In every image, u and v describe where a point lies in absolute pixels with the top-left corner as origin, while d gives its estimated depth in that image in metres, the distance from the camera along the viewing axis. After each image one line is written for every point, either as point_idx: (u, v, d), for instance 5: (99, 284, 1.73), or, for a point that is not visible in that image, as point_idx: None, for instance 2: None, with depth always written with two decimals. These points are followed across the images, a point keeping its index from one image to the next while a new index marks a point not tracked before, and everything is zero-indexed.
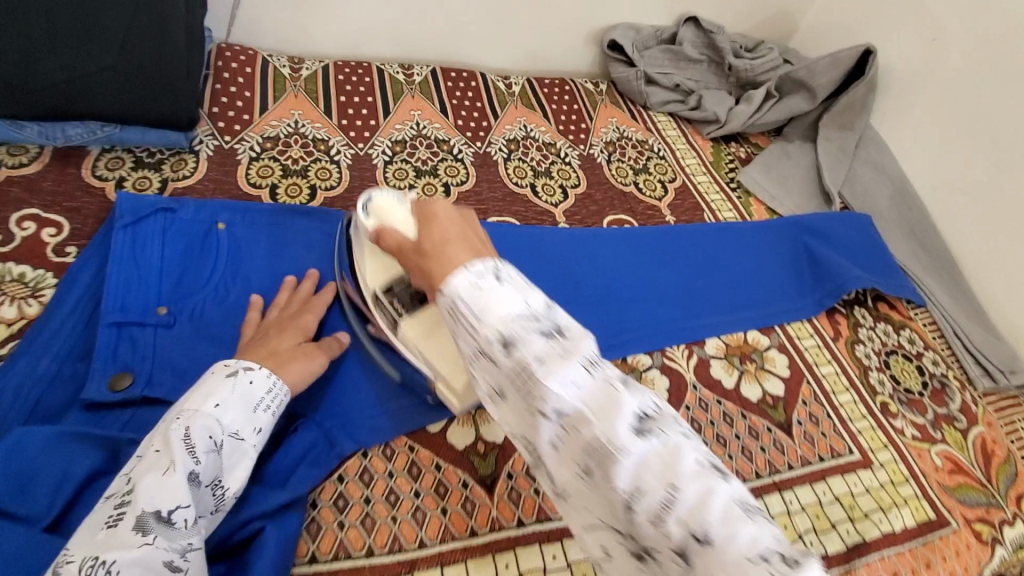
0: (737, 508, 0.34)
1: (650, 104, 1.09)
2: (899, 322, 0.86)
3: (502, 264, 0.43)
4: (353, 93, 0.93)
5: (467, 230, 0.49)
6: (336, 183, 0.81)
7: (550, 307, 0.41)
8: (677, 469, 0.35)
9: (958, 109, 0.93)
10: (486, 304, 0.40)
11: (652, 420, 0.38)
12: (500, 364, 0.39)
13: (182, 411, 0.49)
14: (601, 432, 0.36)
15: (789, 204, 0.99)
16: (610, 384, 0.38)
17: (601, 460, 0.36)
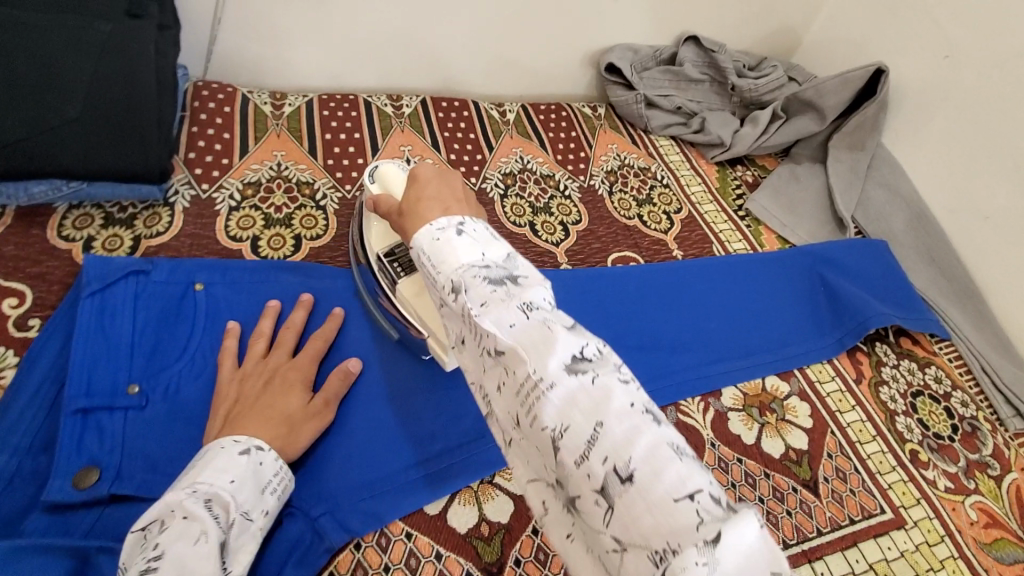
0: (664, 449, 0.32)
1: (651, 128, 1.05)
2: (923, 358, 0.81)
3: (469, 218, 0.45)
4: (339, 129, 0.89)
5: (446, 187, 0.51)
6: (323, 231, 0.76)
7: (509, 257, 0.43)
8: (606, 407, 0.33)
9: (976, 129, 0.88)
10: (444, 251, 0.42)
11: (589, 362, 0.36)
12: (453, 309, 0.41)
13: (198, 482, 0.44)
14: (532, 368, 0.35)
15: (801, 232, 0.94)
16: (546, 325, 0.37)
17: (530, 397, 0.35)
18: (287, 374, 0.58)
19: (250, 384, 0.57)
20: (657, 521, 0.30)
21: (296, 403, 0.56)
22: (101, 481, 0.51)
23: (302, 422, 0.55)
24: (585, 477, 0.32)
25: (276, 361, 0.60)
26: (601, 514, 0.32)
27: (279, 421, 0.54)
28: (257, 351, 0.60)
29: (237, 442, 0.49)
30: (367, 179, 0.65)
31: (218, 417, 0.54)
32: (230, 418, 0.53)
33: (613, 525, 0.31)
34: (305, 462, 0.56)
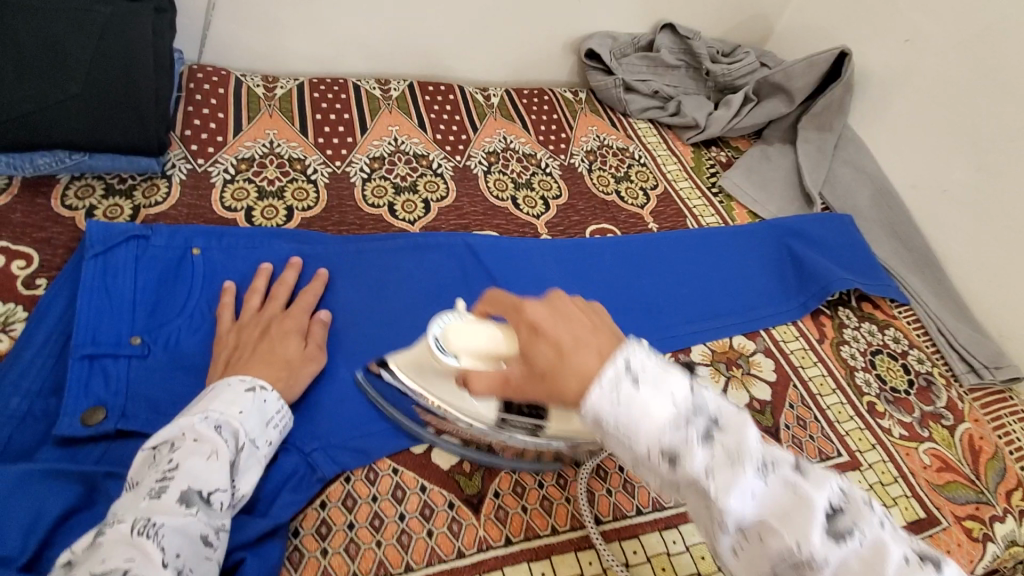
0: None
1: (629, 111, 1.10)
2: (883, 320, 0.86)
3: (631, 357, 0.42)
4: (329, 110, 0.93)
5: (568, 326, 0.46)
6: (313, 203, 0.80)
7: (695, 396, 0.41)
8: (885, 569, 0.36)
9: (934, 109, 0.94)
10: (640, 418, 0.40)
11: (843, 513, 0.39)
12: (671, 476, 0.40)
13: (209, 411, 0.51)
14: (792, 539, 0.38)
15: (771, 207, 0.99)
16: (788, 487, 0.39)
17: (797, 569, 0.38)
18: (282, 324, 0.62)
19: (246, 333, 0.61)
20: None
21: (294, 349, 0.60)
22: (108, 419, 0.55)
23: (301, 366, 0.60)
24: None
25: (271, 312, 0.64)
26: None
27: (280, 364, 0.58)
28: (251, 305, 0.64)
29: (244, 380, 0.55)
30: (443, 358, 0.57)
31: (218, 363, 0.58)
32: (228, 365, 0.58)
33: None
34: (297, 406, 0.60)
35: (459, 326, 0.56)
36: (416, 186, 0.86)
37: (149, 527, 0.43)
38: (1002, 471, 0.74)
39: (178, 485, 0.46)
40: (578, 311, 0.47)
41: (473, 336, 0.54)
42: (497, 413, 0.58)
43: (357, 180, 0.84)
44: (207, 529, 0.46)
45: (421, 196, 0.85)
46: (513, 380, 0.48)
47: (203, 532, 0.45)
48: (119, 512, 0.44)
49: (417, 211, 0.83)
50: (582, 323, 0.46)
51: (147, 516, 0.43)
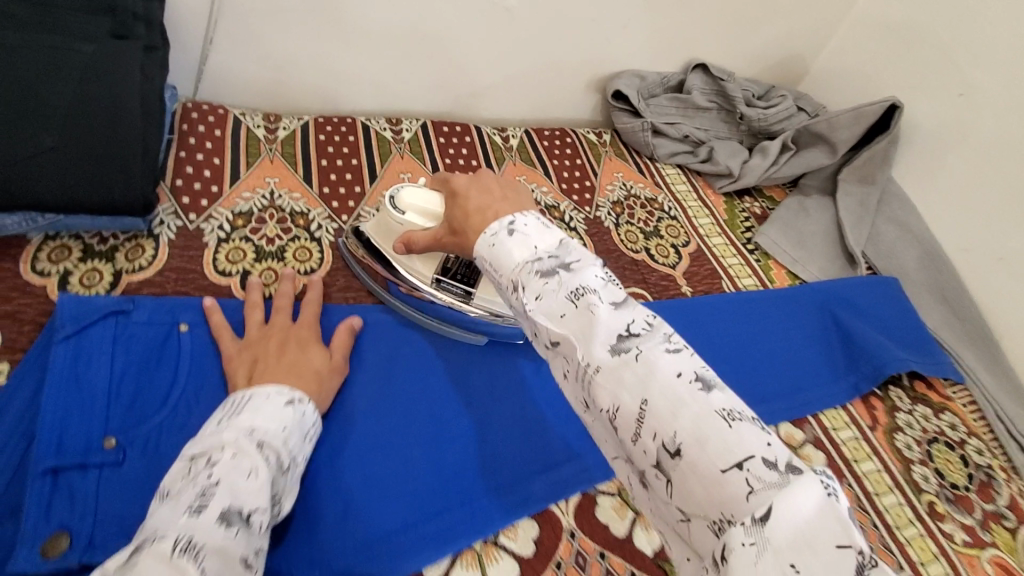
0: (712, 419, 0.34)
1: (657, 156, 1.03)
2: (937, 404, 0.78)
3: (518, 217, 0.47)
4: (336, 155, 0.85)
5: (486, 190, 0.53)
6: (316, 266, 0.72)
7: (562, 245, 0.45)
8: (651, 384, 0.36)
9: (989, 169, 0.86)
10: (501, 255, 0.45)
11: (637, 337, 0.38)
12: (516, 307, 0.44)
13: (253, 426, 0.48)
14: (582, 354, 0.39)
15: (813, 268, 0.92)
16: (591, 308, 0.40)
17: (584, 380, 0.39)
18: (299, 334, 0.61)
19: (266, 346, 0.58)
20: (710, 489, 0.33)
21: (320, 358, 0.60)
22: (71, 551, 0.46)
23: (329, 377, 0.59)
24: (642, 453, 0.36)
25: (279, 326, 0.62)
26: (662, 485, 0.35)
27: (309, 377, 0.57)
28: (256, 319, 0.62)
29: (282, 391, 0.52)
30: (391, 206, 0.66)
31: (241, 376, 0.55)
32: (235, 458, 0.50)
33: (676, 496, 0.35)
34: (296, 527, 0.52)
35: (409, 187, 0.65)
36: None
37: (193, 546, 0.38)
38: None
39: (219, 502, 0.41)
40: (495, 185, 0.54)
41: (421, 197, 0.64)
42: (434, 275, 0.69)
43: None
44: (249, 552, 0.41)
45: None
46: (441, 239, 0.58)
47: (246, 553, 0.40)
48: (159, 528, 0.39)
49: None
50: (494, 192, 0.52)
51: (189, 535, 0.38)
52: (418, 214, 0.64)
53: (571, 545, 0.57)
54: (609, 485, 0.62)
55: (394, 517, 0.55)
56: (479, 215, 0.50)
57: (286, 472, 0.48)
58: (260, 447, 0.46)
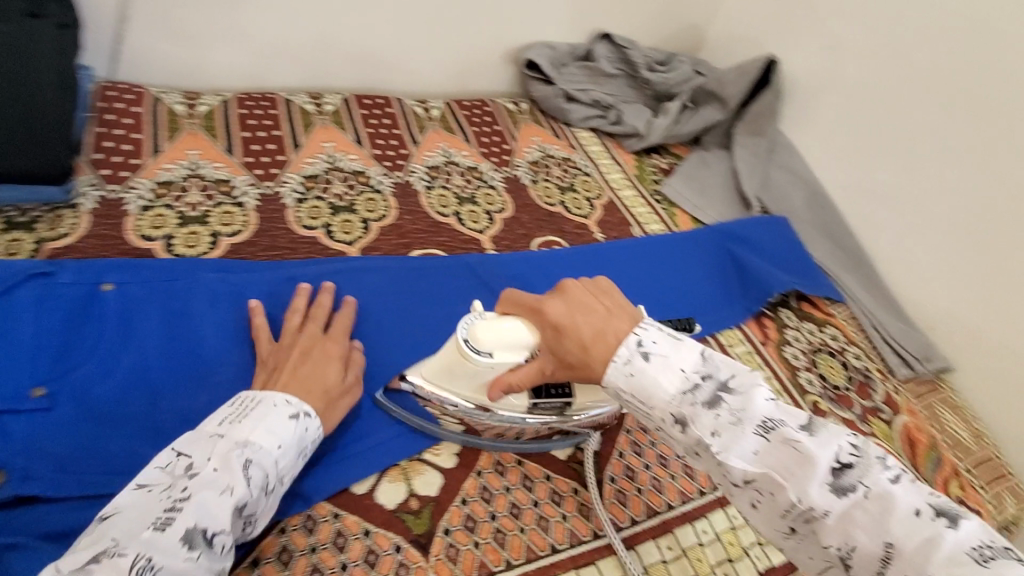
0: (964, 557, 0.38)
1: (571, 120, 1.10)
2: (821, 319, 0.88)
3: (643, 335, 0.49)
4: (257, 127, 0.88)
5: (591, 303, 0.52)
6: (241, 227, 0.75)
7: (704, 359, 0.48)
8: (891, 523, 0.40)
9: (859, 113, 0.98)
10: (648, 389, 0.47)
11: (852, 468, 0.43)
12: (682, 439, 0.47)
13: (245, 442, 0.49)
14: (795, 493, 0.43)
15: (713, 213, 1.01)
16: (788, 442, 0.44)
17: (805, 519, 0.43)
18: (325, 347, 0.61)
19: (288, 356, 0.60)
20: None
21: (334, 375, 0.59)
22: (8, 484, 0.50)
23: (338, 397, 0.59)
24: None
25: (310, 334, 0.62)
26: None
27: (318, 395, 0.57)
28: (293, 325, 0.63)
29: (290, 404, 0.53)
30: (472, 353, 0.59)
31: (258, 382, 0.58)
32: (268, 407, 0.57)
33: None
34: None
35: (482, 326, 0.58)
36: (355, 205, 0.82)
37: (147, 569, 0.41)
38: (938, 460, 0.74)
39: (186, 521, 0.44)
40: (589, 296, 0.53)
41: (500, 330, 0.57)
42: (528, 401, 0.60)
43: (289, 202, 0.80)
44: (207, 574, 0.44)
45: (359, 217, 0.81)
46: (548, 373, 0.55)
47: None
48: (123, 540, 0.42)
49: (355, 233, 0.79)
50: (599, 310, 0.51)
51: (148, 555, 0.41)
52: (506, 349, 0.57)
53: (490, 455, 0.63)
54: None
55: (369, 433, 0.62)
56: (598, 346, 0.49)
57: (269, 491, 0.50)
58: (244, 465, 0.48)
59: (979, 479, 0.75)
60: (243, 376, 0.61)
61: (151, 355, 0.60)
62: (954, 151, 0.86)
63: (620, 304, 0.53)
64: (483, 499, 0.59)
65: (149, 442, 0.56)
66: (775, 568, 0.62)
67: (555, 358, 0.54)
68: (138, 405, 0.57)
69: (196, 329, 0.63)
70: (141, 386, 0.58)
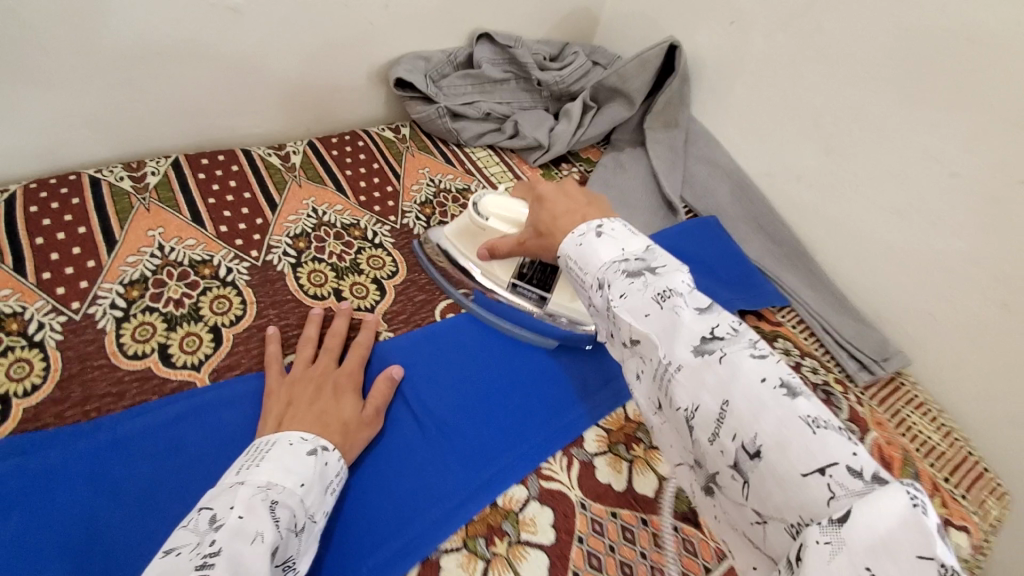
0: (795, 425, 0.35)
1: (464, 140, 0.95)
2: (770, 333, 0.79)
3: (606, 223, 0.52)
4: (56, 226, 0.68)
5: (573, 199, 0.59)
6: (42, 378, 0.57)
7: (647, 251, 0.49)
8: (735, 387, 0.38)
9: (776, 91, 0.87)
10: (589, 255, 0.50)
11: (721, 340, 0.41)
12: (602, 308, 0.48)
13: (269, 485, 0.45)
14: (665, 353, 0.42)
15: (636, 225, 0.90)
16: (675, 310, 0.42)
17: (664, 379, 0.42)
18: (338, 382, 0.60)
19: (300, 389, 0.58)
20: (788, 492, 0.34)
21: (350, 409, 0.57)
22: None
23: (357, 430, 0.56)
24: (720, 453, 0.38)
25: (326, 369, 0.61)
26: (739, 485, 0.37)
27: (335, 428, 0.54)
28: (305, 356, 0.62)
29: (307, 438, 0.51)
30: (474, 212, 0.74)
31: (271, 417, 0.55)
32: None
33: (752, 497, 0.36)
34: None
35: (493, 196, 0.73)
36: (199, 309, 0.65)
37: None
38: (916, 477, 0.68)
39: (221, 570, 0.38)
40: (578, 190, 0.61)
41: (503, 205, 0.72)
42: (510, 279, 0.74)
43: (108, 325, 0.62)
44: None
45: (206, 323, 0.64)
46: (523, 243, 0.66)
47: None
48: None
49: (203, 348, 0.62)
50: (578, 200, 0.59)
51: None
52: (501, 221, 0.72)
53: (473, 552, 0.53)
54: (453, 539, 0.54)
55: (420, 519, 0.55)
56: (565, 219, 0.57)
57: (300, 531, 0.45)
58: (270, 509, 0.43)
59: (957, 488, 0.69)
60: None
61: None
62: (877, 138, 0.76)
63: (604, 212, 0.57)
64: None
65: None
66: None
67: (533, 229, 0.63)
68: None
69: None
70: None
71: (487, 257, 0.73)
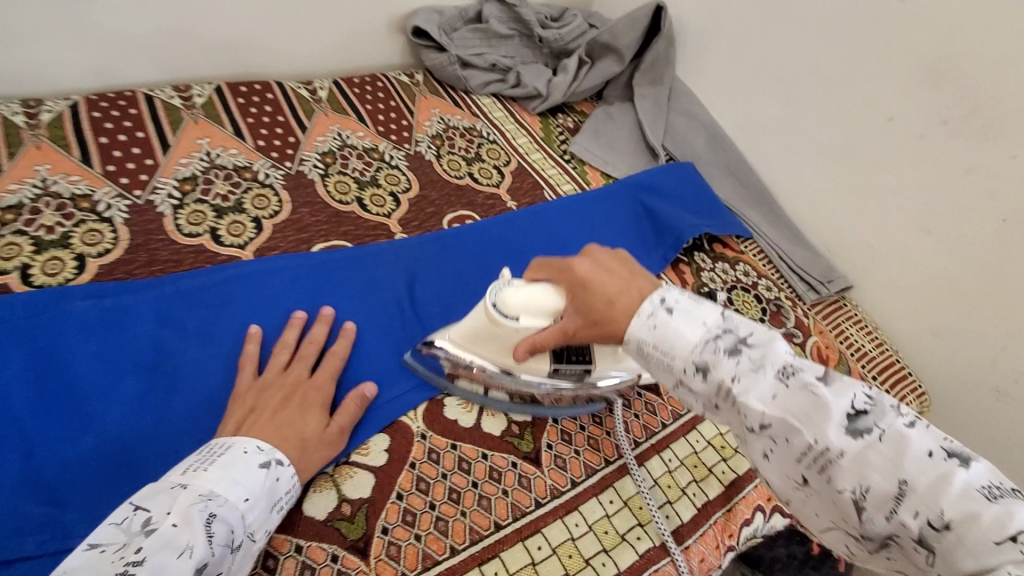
0: (974, 492, 0.35)
1: (471, 88, 1.06)
2: (733, 258, 0.91)
3: (668, 293, 0.49)
4: (116, 130, 0.78)
5: (618, 271, 0.52)
6: (111, 246, 0.67)
7: (725, 318, 0.47)
8: (904, 462, 0.37)
9: (748, 52, 0.98)
10: (674, 338, 0.46)
11: (867, 414, 0.40)
12: (706, 392, 0.46)
13: (211, 496, 0.47)
14: (811, 436, 0.41)
15: (622, 167, 1.02)
16: (807, 390, 0.42)
17: (819, 463, 0.41)
18: (308, 395, 0.58)
19: (270, 394, 0.57)
20: (980, 561, 0.33)
21: (314, 425, 0.56)
22: None
23: (316, 448, 0.55)
24: (898, 527, 0.37)
25: (296, 375, 0.60)
26: (924, 556, 0.37)
27: (292, 445, 0.54)
28: (279, 362, 0.61)
29: (262, 450, 0.51)
30: (496, 314, 0.58)
31: (231, 422, 0.55)
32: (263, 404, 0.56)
33: (938, 564, 0.36)
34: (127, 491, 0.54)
35: (513, 290, 0.57)
36: (243, 204, 0.76)
37: None
38: (847, 373, 0.81)
39: None
40: (617, 263, 0.53)
41: (528, 296, 0.57)
42: (549, 366, 0.61)
43: (166, 210, 0.72)
44: None
45: (249, 215, 0.75)
46: (574, 333, 0.54)
47: None
48: None
49: (247, 233, 0.73)
50: (623, 272, 0.51)
51: None
52: (534, 315, 0.57)
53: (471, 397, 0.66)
54: None
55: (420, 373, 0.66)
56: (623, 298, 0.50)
57: (235, 548, 0.47)
58: (207, 521, 0.45)
59: (883, 385, 0.82)
60: (134, 408, 0.58)
61: (21, 404, 0.56)
62: (828, 89, 0.89)
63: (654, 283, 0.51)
64: (421, 490, 0.57)
65: (30, 494, 0.52)
66: (712, 500, 0.64)
67: (581, 317, 0.52)
68: (16, 459, 0.53)
69: (70, 362, 0.58)
70: (17, 440, 0.54)
71: (527, 356, 0.58)
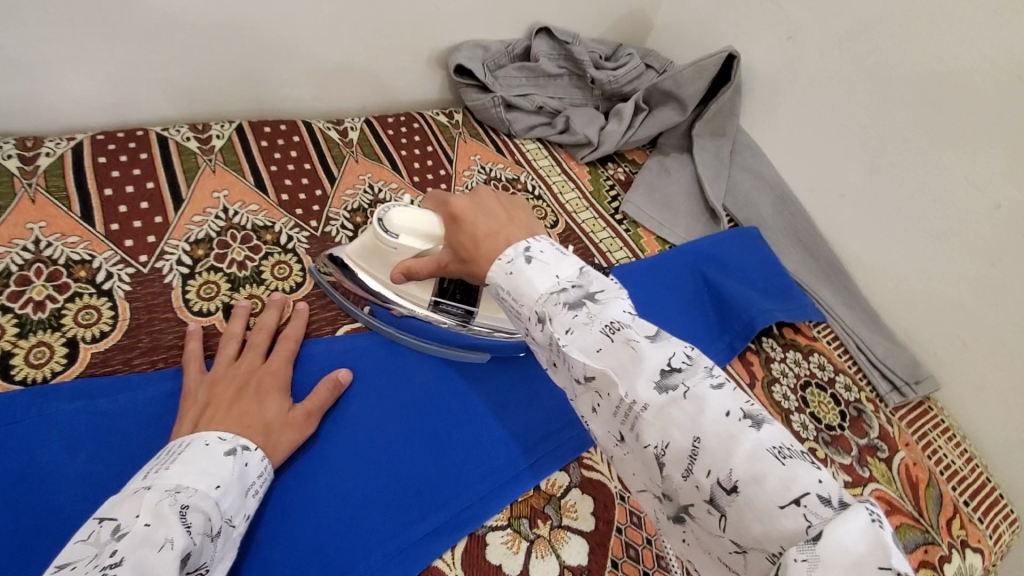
0: (765, 456, 0.33)
1: (515, 131, 0.97)
2: (806, 346, 0.81)
3: (533, 243, 0.46)
4: (123, 180, 0.69)
5: (493, 211, 0.51)
6: (109, 327, 0.58)
7: (582, 272, 0.44)
8: (702, 420, 0.35)
9: (827, 110, 0.88)
10: (522, 285, 0.43)
11: (679, 372, 0.37)
12: (540, 340, 0.42)
13: (180, 487, 0.42)
14: (626, 390, 0.38)
15: (680, 232, 0.92)
16: (630, 343, 0.38)
17: (629, 418, 0.37)
18: (262, 381, 0.57)
19: (221, 390, 0.54)
20: (767, 526, 0.32)
21: (273, 411, 0.54)
22: None
23: (281, 431, 0.53)
24: (694, 489, 0.35)
25: (249, 365, 0.58)
26: (716, 520, 0.34)
27: (256, 428, 0.52)
28: (228, 352, 0.59)
29: (223, 440, 0.48)
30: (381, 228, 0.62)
31: (187, 420, 0.51)
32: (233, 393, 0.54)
33: (729, 529, 0.34)
34: None
35: (402, 209, 0.60)
36: (261, 273, 0.67)
37: None
38: (939, 500, 0.70)
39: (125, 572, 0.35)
40: (498, 205, 0.51)
41: (413, 218, 0.60)
42: (431, 297, 0.67)
43: (175, 280, 0.63)
44: None
45: (268, 287, 0.67)
46: (447, 266, 0.55)
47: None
48: None
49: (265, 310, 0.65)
50: (500, 216, 0.50)
51: None
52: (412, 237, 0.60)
53: (517, 532, 0.56)
54: (499, 517, 0.57)
55: (459, 497, 0.57)
56: (490, 243, 0.48)
57: (215, 536, 0.43)
58: (182, 511, 0.41)
59: (976, 513, 0.71)
60: None
61: None
62: (925, 164, 0.78)
63: (529, 229, 0.49)
64: None
65: None
66: None
67: (454, 253, 0.53)
68: None
69: (50, 486, 0.49)
70: None
71: (402, 280, 0.61)
